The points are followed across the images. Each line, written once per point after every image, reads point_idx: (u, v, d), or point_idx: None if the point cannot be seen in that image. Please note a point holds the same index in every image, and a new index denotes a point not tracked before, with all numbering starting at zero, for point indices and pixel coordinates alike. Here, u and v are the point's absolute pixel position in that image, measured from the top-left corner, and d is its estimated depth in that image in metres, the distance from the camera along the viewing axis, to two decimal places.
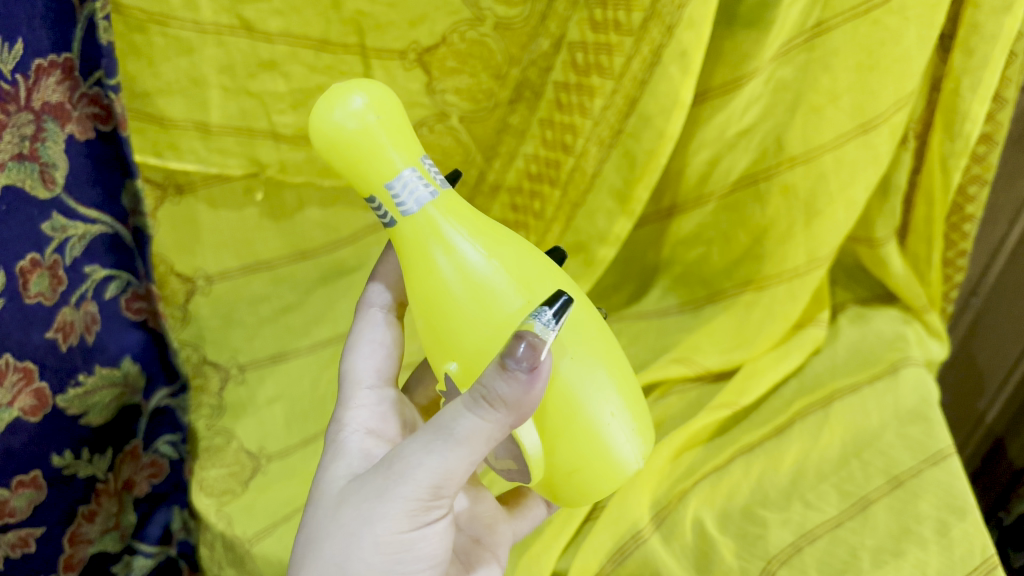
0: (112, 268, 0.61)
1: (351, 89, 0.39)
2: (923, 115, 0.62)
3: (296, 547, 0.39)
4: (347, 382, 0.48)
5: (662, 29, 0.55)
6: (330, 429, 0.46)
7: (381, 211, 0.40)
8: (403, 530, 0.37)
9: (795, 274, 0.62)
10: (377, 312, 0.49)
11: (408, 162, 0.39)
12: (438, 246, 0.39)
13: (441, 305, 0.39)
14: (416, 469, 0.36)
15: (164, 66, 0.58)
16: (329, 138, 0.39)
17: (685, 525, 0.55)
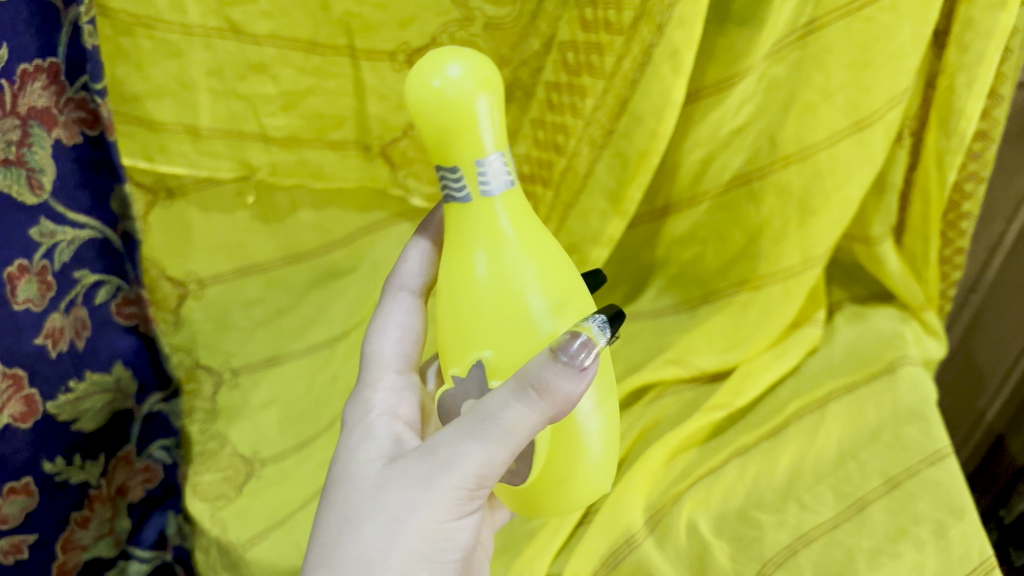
0: (102, 273, 0.61)
1: (458, 62, 0.41)
2: (918, 112, 0.61)
3: (324, 532, 0.38)
4: (370, 364, 0.47)
5: (652, 28, 0.54)
6: (352, 412, 0.44)
7: (456, 182, 0.42)
8: (445, 519, 0.36)
9: (790, 274, 0.62)
10: (405, 296, 0.48)
11: (498, 147, 0.42)
12: (496, 236, 0.41)
13: (482, 293, 0.40)
14: (467, 456, 0.35)
15: (153, 69, 0.58)
16: (431, 105, 0.40)
17: (679, 528, 0.55)
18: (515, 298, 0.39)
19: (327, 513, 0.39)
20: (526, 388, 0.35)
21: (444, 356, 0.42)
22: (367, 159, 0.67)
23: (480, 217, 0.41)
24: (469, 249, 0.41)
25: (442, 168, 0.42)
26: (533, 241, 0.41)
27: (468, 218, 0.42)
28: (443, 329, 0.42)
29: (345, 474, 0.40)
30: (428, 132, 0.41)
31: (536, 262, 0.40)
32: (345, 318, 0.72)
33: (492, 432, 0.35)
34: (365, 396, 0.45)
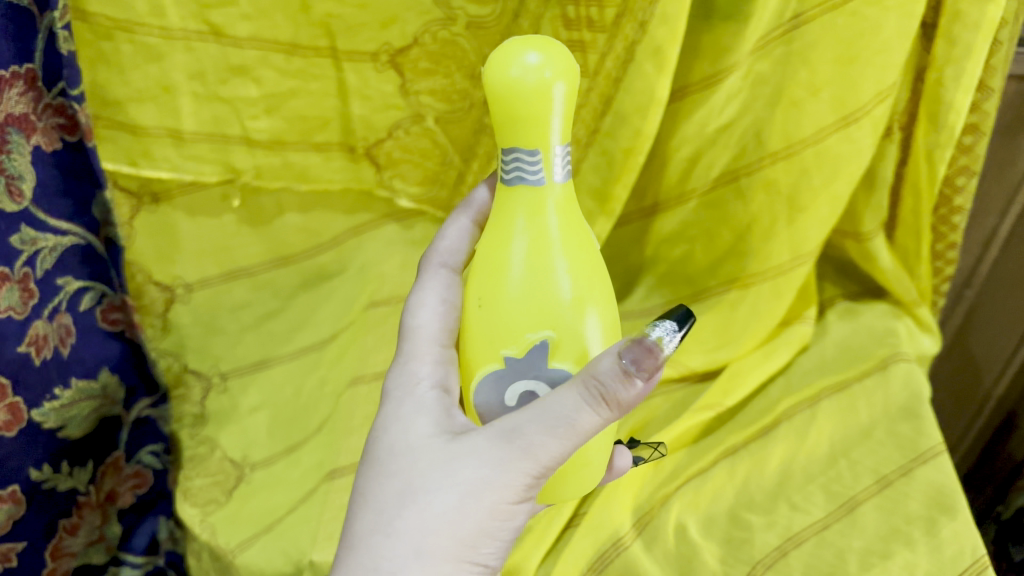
0: (87, 279, 0.61)
1: (544, 47, 0.41)
2: (907, 106, 0.60)
3: (381, 501, 0.36)
4: (411, 339, 0.43)
5: (635, 25, 0.54)
6: (396, 383, 0.41)
7: (531, 168, 0.41)
8: (511, 501, 0.35)
9: (779, 270, 0.61)
10: (444, 272, 0.46)
11: (567, 138, 0.42)
12: (551, 223, 0.40)
13: (538, 277, 0.39)
14: (540, 443, 0.35)
15: (133, 74, 0.57)
16: (528, 85, 0.40)
17: (668, 530, 0.54)
18: (574, 287, 0.40)
19: (383, 481, 0.37)
20: (601, 388, 0.34)
21: (481, 337, 0.40)
22: (353, 159, 0.67)
23: (535, 201, 0.41)
24: (520, 232, 0.40)
25: (515, 151, 0.41)
26: (578, 228, 0.42)
27: (517, 202, 0.41)
28: (487, 311, 0.40)
29: (399, 441, 0.38)
30: (508, 113, 0.40)
31: (578, 254, 0.41)
32: (333, 321, 0.70)
33: (566, 425, 0.34)
34: (410, 369, 0.41)
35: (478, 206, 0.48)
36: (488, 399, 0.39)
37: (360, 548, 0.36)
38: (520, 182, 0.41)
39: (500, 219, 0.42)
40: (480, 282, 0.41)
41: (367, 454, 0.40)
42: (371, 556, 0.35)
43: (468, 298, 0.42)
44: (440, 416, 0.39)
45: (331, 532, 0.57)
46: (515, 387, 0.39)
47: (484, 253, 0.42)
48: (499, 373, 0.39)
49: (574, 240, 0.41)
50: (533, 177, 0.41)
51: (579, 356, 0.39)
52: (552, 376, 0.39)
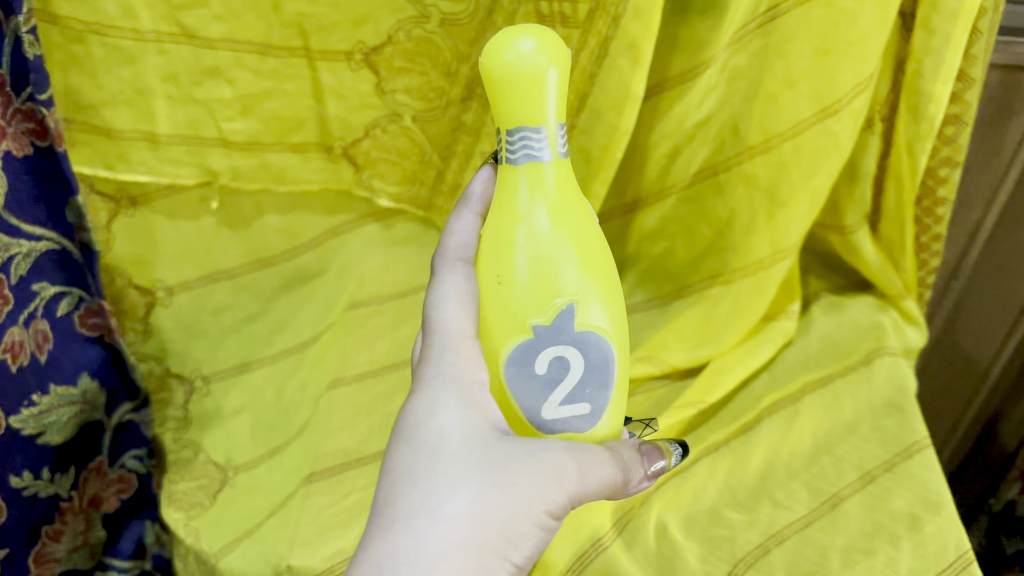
0: (63, 284, 0.59)
1: (537, 32, 0.41)
2: (888, 96, 0.60)
3: (430, 482, 0.34)
4: (441, 333, 0.39)
5: (608, 21, 0.53)
6: (434, 368, 0.38)
7: (537, 145, 0.41)
8: (552, 516, 0.36)
9: (759, 266, 0.61)
10: (461, 266, 0.42)
11: (564, 117, 0.43)
12: (556, 196, 0.41)
13: (559, 247, 0.39)
14: (592, 473, 0.36)
15: (107, 77, 0.57)
16: (526, 69, 0.40)
17: (648, 530, 0.54)
18: (588, 251, 0.40)
19: (430, 462, 0.35)
20: (631, 460, 0.38)
21: (502, 313, 0.39)
22: (330, 159, 0.67)
23: (538, 176, 0.41)
24: (530, 208, 0.40)
25: (520, 131, 0.41)
26: (574, 191, 0.42)
27: (520, 181, 0.41)
28: (508, 288, 0.39)
29: (449, 426, 0.36)
30: (510, 97, 0.41)
31: (583, 218, 0.41)
32: (314, 322, 0.71)
33: (610, 471, 0.37)
34: (450, 360, 0.38)
35: (479, 199, 0.45)
36: (517, 372, 0.39)
37: (402, 525, 0.33)
38: (526, 159, 0.41)
39: (505, 200, 0.42)
40: (496, 261, 0.40)
41: (403, 430, 0.37)
42: (415, 535, 0.33)
43: (483, 281, 0.41)
44: (489, 411, 0.37)
45: (308, 537, 0.56)
46: (544, 354, 0.39)
47: (493, 236, 0.41)
48: (528, 344, 0.39)
49: (579, 211, 0.41)
50: (539, 153, 0.41)
51: (601, 319, 0.40)
52: (581, 339, 0.39)
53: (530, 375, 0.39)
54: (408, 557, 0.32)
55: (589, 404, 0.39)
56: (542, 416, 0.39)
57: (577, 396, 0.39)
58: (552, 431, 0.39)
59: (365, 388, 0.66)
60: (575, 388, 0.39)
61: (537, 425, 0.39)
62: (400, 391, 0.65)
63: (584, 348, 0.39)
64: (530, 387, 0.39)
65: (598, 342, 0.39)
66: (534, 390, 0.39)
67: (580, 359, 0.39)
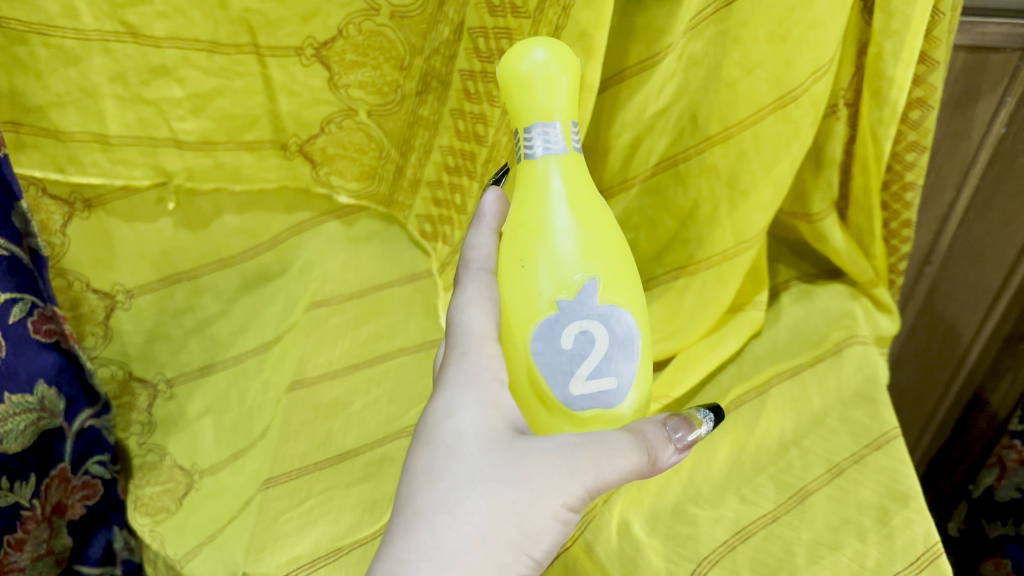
0: (14, 290, 0.57)
1: (546, 43, 0.43)
2: (852, 81, 0.58)
3: (447, 481, 0.34)
4: (462, 335, 0.39)
5: (558, 10, 0.51)
6: (455, 370, 0.38)
7: (554, 138, 0.42)
8: (573, 509, 0.34)
9: (724, 257, 0.60)
10: (485, 275, 0.42)
11: (577, 117, 0.44)
12: (573, 183, 0.41)
13: (579, 229, 0.40)
14: (611, 462, 0.34)
15: (52, 78, 0.55)
16: (540, 73, 0.42)
17: (611, 528, 0.52)
18: (604, 236, 0.40)
19: (447, 461, 0.35)
20: (655, 440, 0.36)
21: (524, 297, 0.39)
22: (286, 157, 0.66)
23: (554, 164, 0.41)
24: (549, 195, 0.41)
25: (540, 126, 0.42)
26: (591, 184, 0.42)
27: (536, 171, 0.42)
28: (531, 270, 0.39)
29: (467, 426, 0.36)
30: (525, 99, 0.42)
31: (600, 205, 0.41)
32: (276, 323, 0.70)
33: (632, 456, 0.35)
34: (471, 360, 0.38)
35: (494, 216, 0.45)
36: (543, 348, 0.38)
37: (421, 522, 0.33)
38: (544, 151, 0.42)
39: (521, 193, 0.42)
40: (517, 248, 0.41)
41: (423, 431, 0.37)
42: (432, 534, 0.33)
43: (504, 275, 0.41)
44: (508, 409, 0.37)
45: (266, 543, 0.55)
46: (569, 329, 0.38)
47: (512, 230, 0.41)
48: (553, 320, 0.38)
49: (594, 200, 0.41)
50: (555, 145, 0.42)
51: (621, 295, 0.39)
52: (604, 314, 0.38)
53: (556, 350, 0.38)
54: (425, 554, 0.32)
55: (616, 378, 0.38)
56: (571, 393, 0.38)
57: (603, 371, 0.38)
58: (581, 408, 0.38)
59: (329, 391, 0.65)
60: (601, 362, 0.38)
61: (564, 403, 0.38)
62: (361, 391, 0.65)
63: (608, 322, 0.38)
64: (557, 363, 0.38)
65: (621, 316, 0.39)
66: (561, 366, 0.38)
67: (605, 333, 0.38)
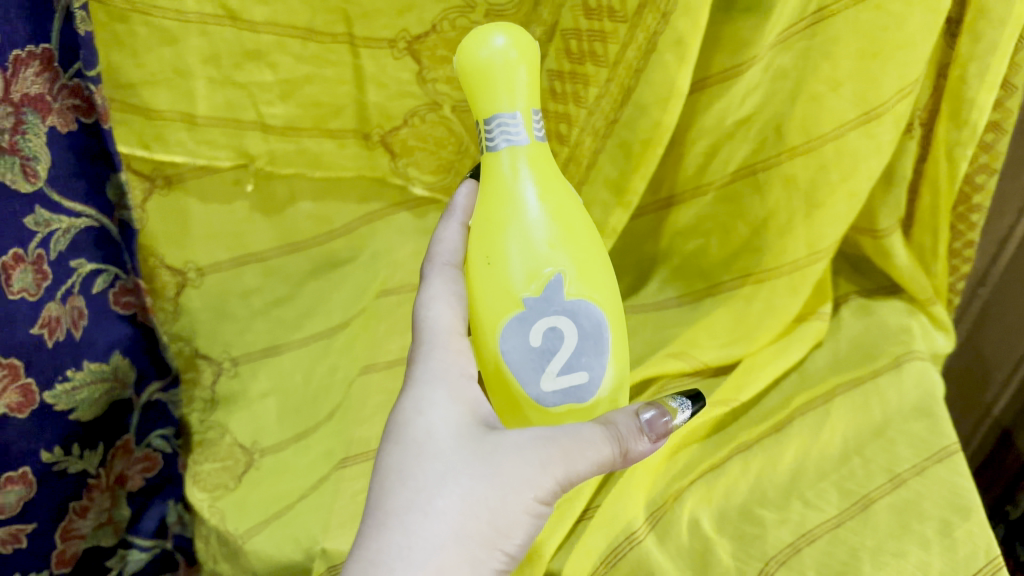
0: (100, 261, 0.61)
1: (506, 33, 0.46)
2: (929, 101, 0.60)
3: (418, 479, 0.37)
4: (429, 332, 0.43)
5: (656, 16, 0.52)
6: (424, 368, 0.41)
7: (515, 129, 0.45)
8: (543, 502, 0.38)
9: (795, 267, 0.61)
10: (450, 271, 0.46)
11: (538, 104, 0.47)
12: (538, 176, 0.45)
13: (549, 225, 0.43)
14: (582, 455, 0.37)
15: (147, 56, 0.56)
16: (499, 63, 0.45)
17: (681, 524, 0.54)
18: (572, 230, 0.44)
19: (418, 460, 0.38)
20: (627, 431, 0.39)
21: (493, 293, 0.43)
22: (367, 147, 0.67)
23: (517, 155, 0.45)
24: (514, 192, 0.44)
25: (497, 118, 0.45)
26: (556, 176, 0.46)
27: (502, 165, 0.45)
28: (498, 267, 0.43)
29: (437, 424, 0.39)
30: (488, 89, 0.45)
31: (566, 198, 0.45)
32: (344, 308, 0.71)
33: (602, 448, 0.38)
34: (438, 358, 0.42)
35: (464, 210, 0.48)
36: (514, 344, 0.42)
37: (395, 521, 0.36)
38: (506, 143, 0.45)
39: (489, 188, 0.45)
40: (485, 246, 0.44)
41: (394, 429, 0.40)
42: (405, 533, 0.36)
43: (472, 272, 0.44)
44: (475, 404, 0.40)
45: (343, 521, 0.59)
46: (537, 325, 0.41)
47: (480, 227, 0.45)
48: (521, 316, 0.42)
49: (561, 191, 0.45)
50: (516, 136, 0.45)
51: (590, 289, 0.43)
52: (571, 308, 0.42)
53: (526, 347, 0.41)
54: (397, 554, 0.35)
55: (587, 372, 0.41)
56: (542, 389, 0.41)
57: (574, 366, 0.41)
58: (553, 404, 0.41)
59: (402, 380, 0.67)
60: (570, 357, 0.41)
61: (536, 399, 0.41)
62: None
63: (576, 316, 0.42)
64: (527, 360, 0.41)
65: (588, 309, 0.42)
66: (530, 362, 0.41)
67: (574, 327, 0.42)
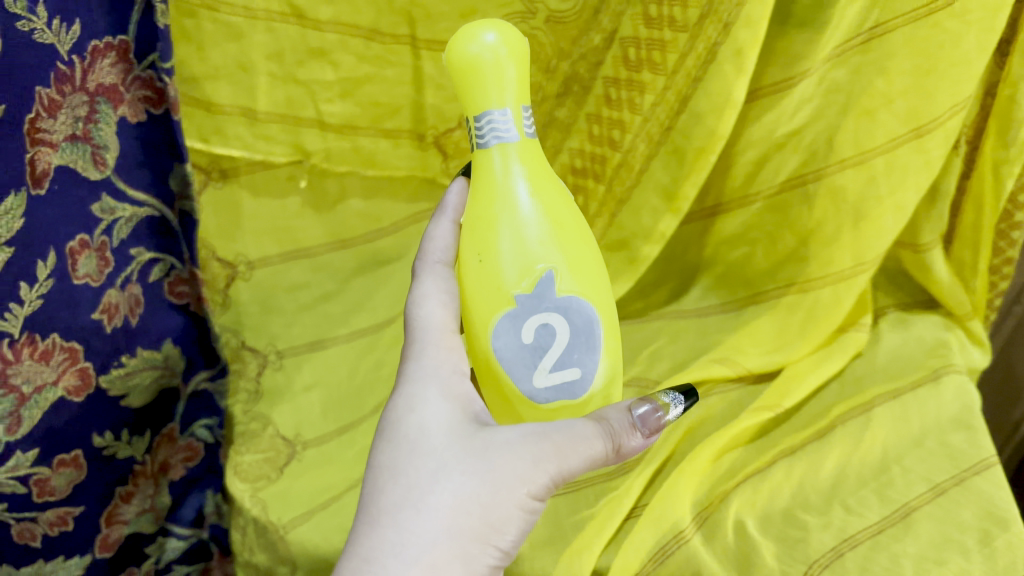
0: (156, 250, 0.62)
1: (495, 26, 0.45)
2: (976, 120, 0.62)
3: (410, 476, 0.36)
4: (421, 330, 0.42)
5: (718, 27, 0.54)
6: (416, 365, 0.40)
7: (504, 125, 0.44)
8: (536, 498, 0.37)
9: (840, 277, 0.62)
10: (441, 268, 0.45)
11: (528, 100, 0.46)
12: (530, 172, 0.44)
13: (541, 221, 0.42)
14: (575, 450, 0.37)
15: (212, 51, 0.58)
16: (488, 58, 0.44)
17: (728, 526, 0.55)
18: (564, 226, 0.43)
19: (410, 457, 0.37)
20: (620, 427, 0.38)
21: (484, 290, 0.42)
22: (419, 147, 0.68)
23: (507, 151, 0.44)
24: (504, 190, 0.43)
25: (487, 115, 0.44)
26: (549, 173, 0.45)
27: (492, 161, 0.44)
28: (489, 264, 0.42)
29: (429, 421, 0.38)
30: (477, 85, 0.44)
31: (558, 193, 0.44)
32: (389, 306, 0.73)
33: (594, 444, 0.37)
34: (430, 356, 0.41)
35: (456, 208, 0.47)
36: (505, 342, 0.41)
37: (388, 519, 0.35)
38: (495, 141, 0.44)
39: (479, 184, 0.44)
40: (476, 242, 0.43)
41: (386, 427, 0.39)
42: (398, 530, 0.35)
43: (463, 269, 0.44)
44: (467, 400, 0.39)
45: None
46: (529, 323, 0.41)
47: (471, 224, 0.44)
48: (513, 314, 0.41)
49: (552, 186, 0.44)
50: (506, 133, 0.44)
51: (581, 285, 0.42)
52: (562, 305, 0.41)
53: (518, 344, 0.41)
54: (390, 551, 0.34)
55: (579, 369, 0.41)
56: (535, 387, 0.41)
57: (566, 363, 0.41)
58: (546, 401, 0.41)
59: None
60: (563, 353, 0.41)
61: (529, 396, 0.41)
62: None
63: (568, 313, 0.41)
64: (519, 357, 0.41)
65: (580, 306, 0.41)
66: (522, 360, 0.41)
67: (566, 325, 0.41)
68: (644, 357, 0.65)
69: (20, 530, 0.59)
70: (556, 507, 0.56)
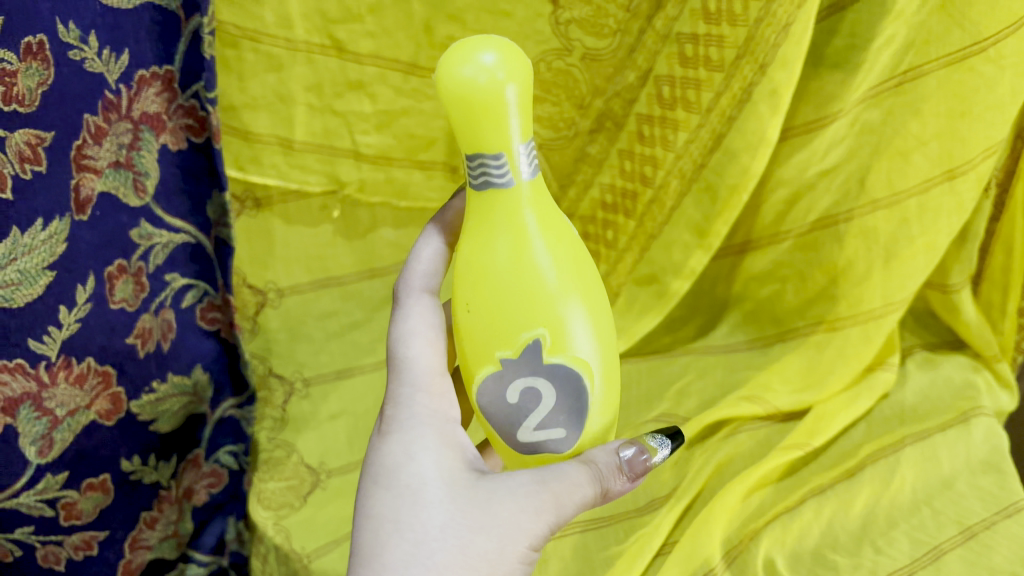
0: (192, 277, 0.62)
1: (494, 45, 0.41)
2: (1006, 163, 0.63)
3: (416, 531, 0.35)
4: (409, 372, 0.41)
5: (754, 67, 0.55)
6: (407, 412, 0.39)
7: (499, 169, 0.41)
8: (535, 549, 0.37)
9: (871, 315, 0.63)
10: (426, 298, 0.44)
11: (529, 132, 0.42)
12: (528, 220, 0.41)
13: (535, 279, 0.40)
14: (573, 499, 0.36)
15: (252, 82, 0.59)
16: (481, 86, 0.40)
17: (757, 565, 0.55)
18: (563, 278, 0.41)
19: (414, 508, 0.36)
20: (608, 471, 0.38)
21: (475, 342, 0.41)
22: (453, 179, 0.68)
23: (503, 195, 0.42)
24: (500, 242, 0.41)
25: (479, 157, 0.42)
26: (553, 215, 0.42)
27: (491, 205, 0.42)
28: (480, 320, 0.41)
29: (429, 471, 0.37)
30: (470, 116, 0.41)
31: (558, 237, 0.42)
32: None
33: (588, 491, 0.37)
34: (421, 403, 0.40)
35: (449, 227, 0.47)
36: (491, 398, 0.41)
37: None
38: (485, 186, 0.42)
39: (478, 225, 0.42)
40: (468, 290, 0.42)
41: (382, 474, 0.37)
42: None
43: (455, 309, 0.43)
44: (461, 448, 0.39)
45: None
46: (515, 384, 0.41)
47: (466, 267, 0.42)
48: (497, 375, 0.41)
49: (554, 231, 0.42)
50: (500, 179, 0.41)
51: (574, 347, 0.40)
52: (550, 371, 0.40)
53: (503, 402, 0.41)
54: None
55: (565, 428, 0.41)
56: (518, 439, 0.41)
57: (551, 422, 0.41)
58: (525, 452, 0.41)
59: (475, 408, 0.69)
60: (548, 414, 0.41)
61: (515, 447, 0.41)
62: None
63: (555, 378, 0.40)
64: (505, 413, 0.41)
65: (569, 371, 0.40)
66: (507, 416, 0.41)
67: (552, 389, 0.40)
68: (672, 394, 0.65)
69: (45, 554, 0.59)
70: (586, 543, 0.56)
